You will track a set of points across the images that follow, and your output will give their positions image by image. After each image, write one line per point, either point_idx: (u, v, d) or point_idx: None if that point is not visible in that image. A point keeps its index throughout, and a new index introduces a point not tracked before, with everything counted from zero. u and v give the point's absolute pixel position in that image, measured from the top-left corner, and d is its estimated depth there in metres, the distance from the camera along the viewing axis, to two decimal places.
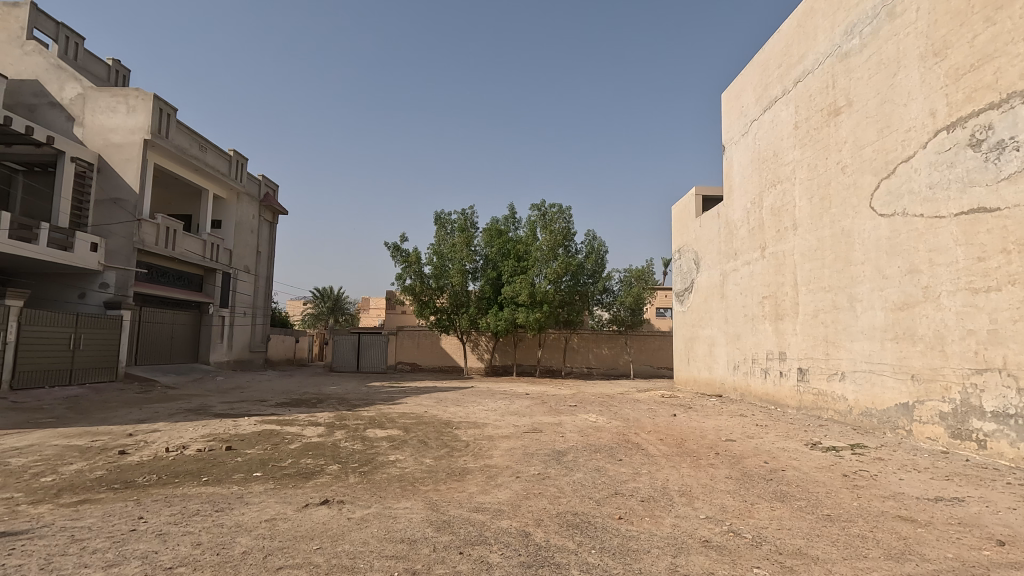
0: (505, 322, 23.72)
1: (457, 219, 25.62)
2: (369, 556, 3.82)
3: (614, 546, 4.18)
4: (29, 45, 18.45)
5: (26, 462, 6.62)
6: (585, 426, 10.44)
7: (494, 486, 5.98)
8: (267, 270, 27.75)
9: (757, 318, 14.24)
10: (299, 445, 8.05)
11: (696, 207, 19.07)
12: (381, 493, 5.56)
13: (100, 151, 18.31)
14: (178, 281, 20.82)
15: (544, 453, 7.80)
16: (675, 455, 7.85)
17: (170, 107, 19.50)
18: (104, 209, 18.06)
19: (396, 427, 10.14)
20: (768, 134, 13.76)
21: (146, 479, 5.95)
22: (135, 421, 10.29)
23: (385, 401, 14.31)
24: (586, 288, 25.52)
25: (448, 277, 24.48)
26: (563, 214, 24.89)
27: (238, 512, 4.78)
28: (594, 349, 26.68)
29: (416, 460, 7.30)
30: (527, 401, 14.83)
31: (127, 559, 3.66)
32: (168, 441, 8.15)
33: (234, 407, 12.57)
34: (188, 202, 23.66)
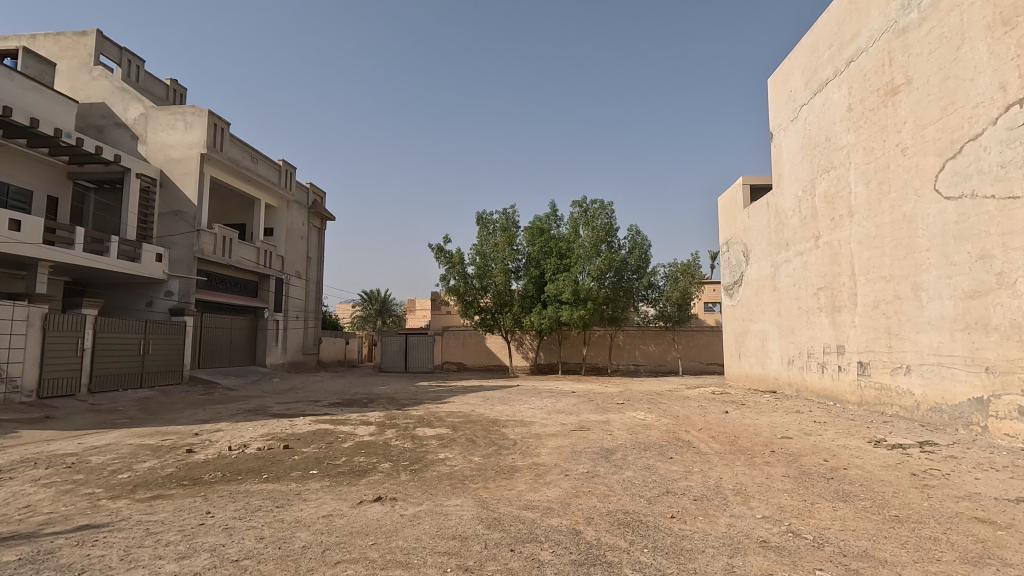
0: (549, 320, 23.73)
1: (498, 219, 25.73)
2: (422, 553, 3.89)
3: (666, 545, 4.10)
4: (96, 70, 19.69)
5: (105, 460, 7.09)
6: (633, 424, 10.26)
7: (543, 484, 5.97)
8: (318, 274, 28.73)
9: (812, 310, 13.64)
10: (352, 444, 8.30)
11: (743, 197, 18.48)
12: (432, 491, 5.67)
13: (162, 167, 19.40)
14: (235, 287, 21.82)
15: (592, 452, 7.72)
16: (728, 453, 7.62)
17: (223, 121, 20.45)
18: (166, 221, 19.13)
19: (444, 425, 10.28)
20: (819, 117, 13.18)
21: (212, 477, 6.27)
22: (199, 421, 10.86)
23: (433, 401, 14.54)
24: (631, 284, 25.11)
25: (492, 276, 24.64)
26: (605, 209, 24.64)
27: (297, 509, 4.96)
28: (641, 346, 26.18)
29: (464, 458, 7.39)
30: (573, 400, 14.72)
31: (196, 552, 3.86)
32: (230, 440, 8.57)
33: (289, 407, 13.09)
34: (242, 211, 24.76)
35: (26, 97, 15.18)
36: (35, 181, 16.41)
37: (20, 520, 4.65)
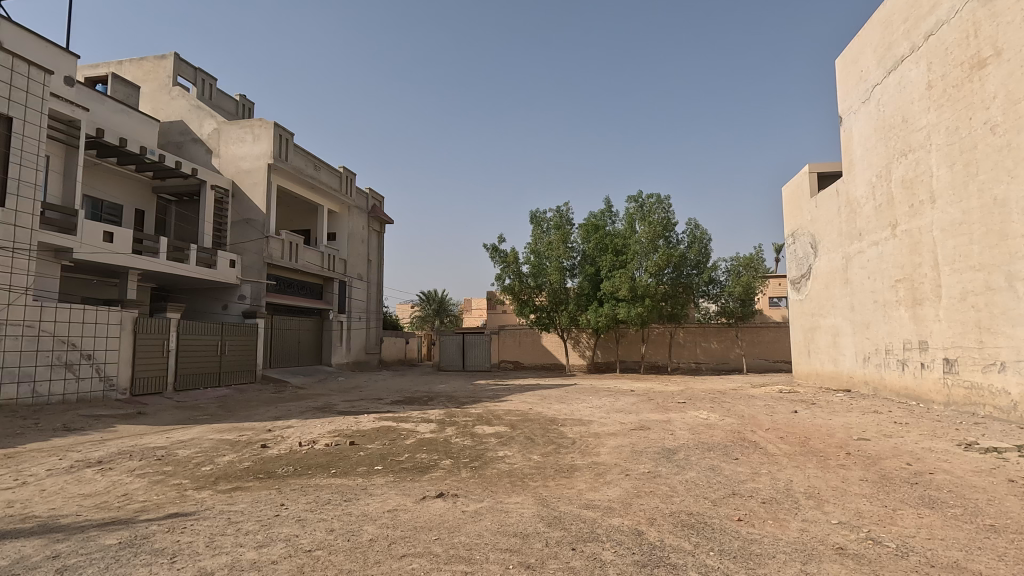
0: (606, 318, 23.42)
1: (552, 217, 25.64)
2: (485, 549, 3.94)
3: (733, 549, 3.97)
4: (174, 90, 21.14)
5: (190, 453, 7.62)
6: (696, 424, 9.95)
7: (603, 483, 5.91)
8: (378, 277, 29.63)
9: (890, 304, 12.79)
10: (414, 441, 8.52)
11: (810, 185, 17.57)
12: (492, 488, 5.74)
13: (234, 178, 20.59)
14: (302, 290, 22.86)
15: (653, 452, 7.57)
16: (799, 455, 7.28)
17: (288, 132, 21.47)
18: (239, 229, 20.28)
19: (503, 423, 10.37)
20: (894, 97, 12.35)
21: (285, 470, 6.61)
22: (272, 418, 11.47)
23: (491, 399, 14.69)
24: (690, 280, 24.42)
25: (547, 275, 24.64)
26: (662, 203, 24.11)
27: (364, 503, 5.15)
28: (702, 343, 25.39)
29: (523, 456, 7.43)
30: (633, 398, 14.46)
31: (273, 541, 4.08)
32: (300, 436, 9.00)
33: (354, 405, 13.59)
34: (307, 217, 25.90)
35: (115, 118, 16.52)
36: (124, 196, 17.83)
37: (119, 507, 5.07)
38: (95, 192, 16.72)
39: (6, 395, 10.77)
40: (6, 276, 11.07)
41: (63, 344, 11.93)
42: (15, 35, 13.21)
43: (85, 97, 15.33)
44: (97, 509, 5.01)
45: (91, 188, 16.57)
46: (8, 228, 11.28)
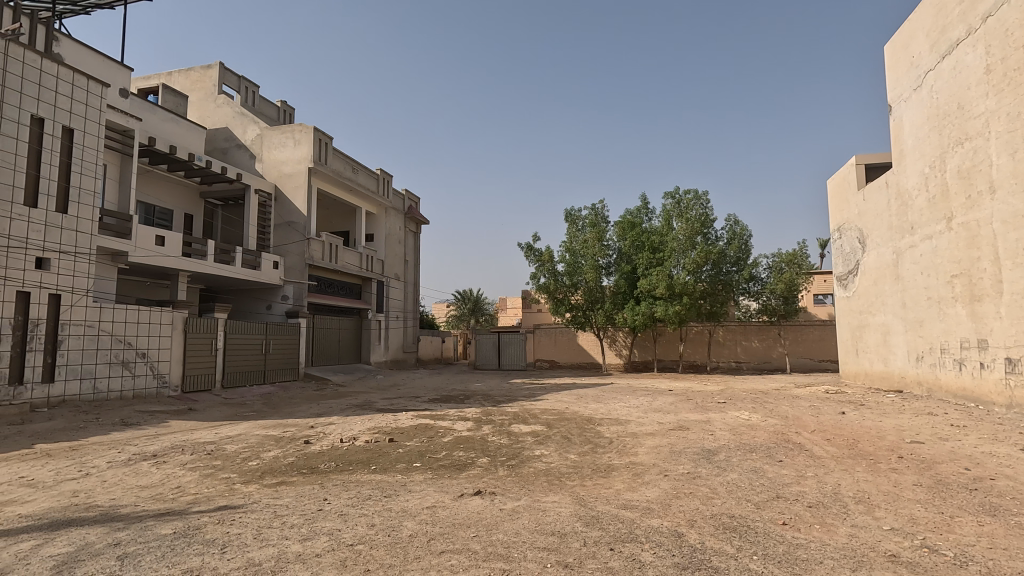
0: (643, 316, 23.11)
1: (587, 215, 25.44)
2: (523, 547, 3.95)
3: (778, 553, 3.86)
4: (219, 98, 21.94)
5: (238, 449, 7.92)
6: (737, 425, 9.71)
7: (642, 483, 5.84)
8: (415, 276, 30.06)
9: (946, 300, 12.17)
10: (451, 439, 8.60)
11: (857, 177, 16.90)
12: (529, 487, 5.75)
13: (276, 182, 21.24)
14: (341, 290, 23.41)
15: (692, 452, 7.44)
16: (846, 458, 7.02)
17: (327, 136, 21.98)
18: (281, 232, 20.92)
19: (539, 422, 10.37)
20: (949, 83, 11.75)
21: (327, 466, 6.79)
22: (314, 415, 11.79)
23: (527, 398, 14.70)
24: (730, 277, 23.82)
25: (582, 273, 24.51)
26: (700, 199, 23.58)
27: (403, 499, 5.24)
28: (742, 342, 24.76)
29: (560, 455, 7.41)
30: (671, 398, 14.22)
31: (316, 535, 4.20)
32: (341, 433, 9.22)
33: (392, 403, 13.82)
34: (345, 219, 26.49)
35: (166, 127, 17.27)
36: (174, 201, 18.63)
37: (173, 498, 5.32)
38: (148, 198, 17.52)
39: (70, 391, 11.43)
40: (68, 279, 11.73)
41: (120, 342, 12.57)
42: (75, 51, 13.98)
43: (138, 108, 16.08)
44: (152, 500, 5.26)
45: (145, 194, 17.38)
46: (70, 233, 11.92)
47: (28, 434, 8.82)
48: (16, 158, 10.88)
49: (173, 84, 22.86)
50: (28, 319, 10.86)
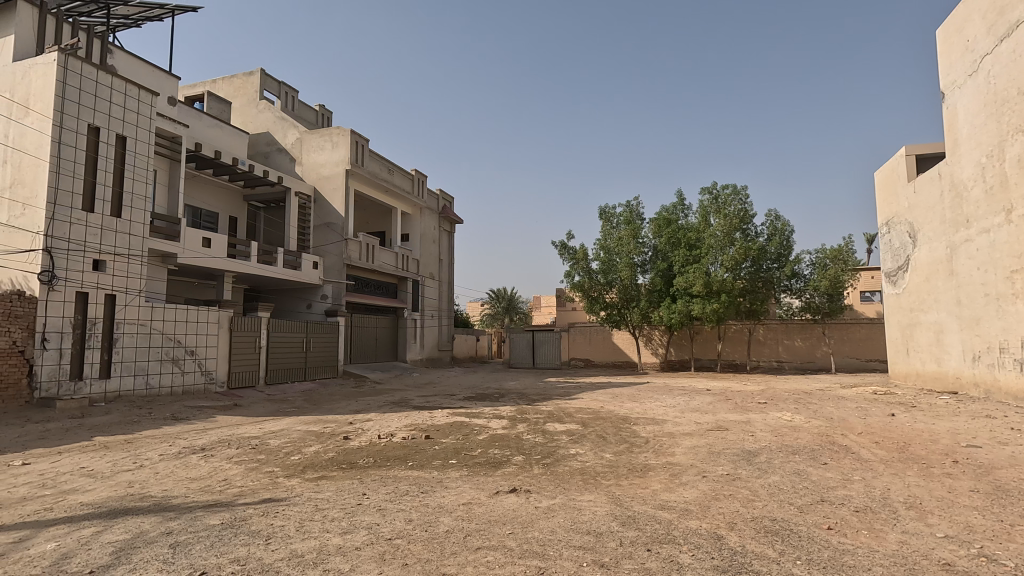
0: (679, 315, 22.73)
1: (622, 212, 25.16)
2: (558, 545, 3.95)
3: (823, 559, 3.74)
4: (261, 104, 22.65)
5: (281, 443, 8.17)
6: (779, 426, 9.45)
7: (680, 484, 5.75)
8: (449, 275, 30.35)
9: (1005, 297, 11.53)
10: (486, 437, 8.66)
11: (907, 169, 16.17)
12: (565, 485, 5.73)
13: (315, 184, 21.79)
14: (378, 289, 23.84)
15: (732, 453, 7.28)
16: (897, 462, 6.73)
17: (364, 138, 22.41)
18: (320, 233, 21.45)
19: (574, 421, 10.32)
20: (1008, 67, 11.13)
21: (366, 462, 6.94)
22: (353, 411, 12.07)
23: (562, 397, 14.66)
24: (770, 274, 23.13)
25: (617, 272, 24.28)
26: (738, 194, 22.94)
27: (439, 495, 5.31)
28: (784, 341, 24.07)
29: (596, 455, 7.36)
30: (709, 398, 13.93)
31: (356, 528, 4.29)
32: (379, 429, 9.40)
33: (428, 401, 13.99)
34: (382, 220, 26.97)
35: (211, 133, 17.94)
36: (220, 204, 19.34)
37: (220, 490, 5.54)
38: (195, 202, 18.24)
39: (125, 387, 12.03)
40: (123, 280, 12.33)
41: (170, 340, 13.14)
42: (128, 63, 14.67)
43: (185, 115, 16.76)
44: (201, 492, 5.49)
45: (192, 198, 18.08)
46: (124, 236, 12.51)
47: (88, 427, 9.33)
48: (75, 165, 11.50)
49: (218, 92, 23.72)
50: (86, 318, 11.45)
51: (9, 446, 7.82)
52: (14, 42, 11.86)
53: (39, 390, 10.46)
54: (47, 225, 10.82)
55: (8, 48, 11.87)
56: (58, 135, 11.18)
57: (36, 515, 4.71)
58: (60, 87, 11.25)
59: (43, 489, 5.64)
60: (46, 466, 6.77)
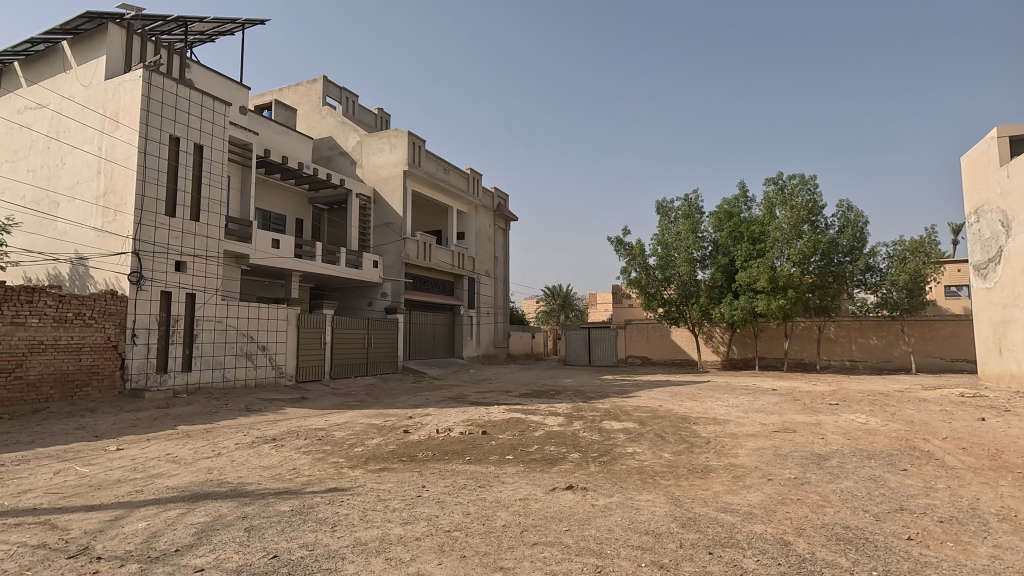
0: (742, 311, 21.90)
1: (680, 206, 24.46)
2: (616, 544, 3.90)
3: (902, 571, 3.51)
4: (324, 110, 23.59)
5: (345, 435, 8.51)
6: (852, 429, 8.92)
7: (743, 486, 5.55)
8: (505, 273, 30.56)
9: None
10: (542, 433, 8.67)
11: (999, 152, 14.85)
12: (623, 484, 5.65)
13: (375, 185, 22.47)
14: (435, 287, 24.35)
15: (800, 456, 6.95)
16: (988, 470, 6.20)
17: (421, 139, 22.91)
18: (380, 233, 22.12)
19: (632, 419, 10.15)
20: None
21: (425, 455, 7.12)
22: (412, 405, 12.39)
23: (619, 395, 14.45)
24: (842, 268, 21.80)
25: (675, 267, 23.68)
26: (806, 184, 21.73)
27: (496, 490, 5.37)
28: (858, 339, 22.69)
29: (654, 454, 7.22)
30: (775, 398, 13.33)
31: (416, 519, 4.41)
32: (437, 424, 9.60)
33: (485, 397, 14.14)
34: (438, 219, 27.50)
35: (279, 139, 18.86)
36: (287, 207, 20.31)
37: (291, 479, 5.84)
38: (264, 205, 19.25)
39: (204, 379, 12.88)
40: (202, 279, 13.17)
41: (244, 336, 13.94)
42: (204, 76, 15.65)
43: (256, 123, 17.69)
44: (273, 479, 5.80)
45: (262, 202, 19.09)
46: (202, 239, 13.37)
47: (173, 416, 10.07)
48: (158, 173, 12.39)
49: (285, 99, 24.88)
50: (170, 315, 12.33)
51: (106, 433, 8.55)
52: (105, 62, 12.90)
53: (130, 381, 11.38)
54: (135, 230, 11.73)
55: (100, 68, 12.93)
56: (144, 146, 12.09)
57: (129, 496, 5.14)
58: (144, 102, 12.14)
59: (134, 473, 6.14)
60: (138, 451, 7.36)
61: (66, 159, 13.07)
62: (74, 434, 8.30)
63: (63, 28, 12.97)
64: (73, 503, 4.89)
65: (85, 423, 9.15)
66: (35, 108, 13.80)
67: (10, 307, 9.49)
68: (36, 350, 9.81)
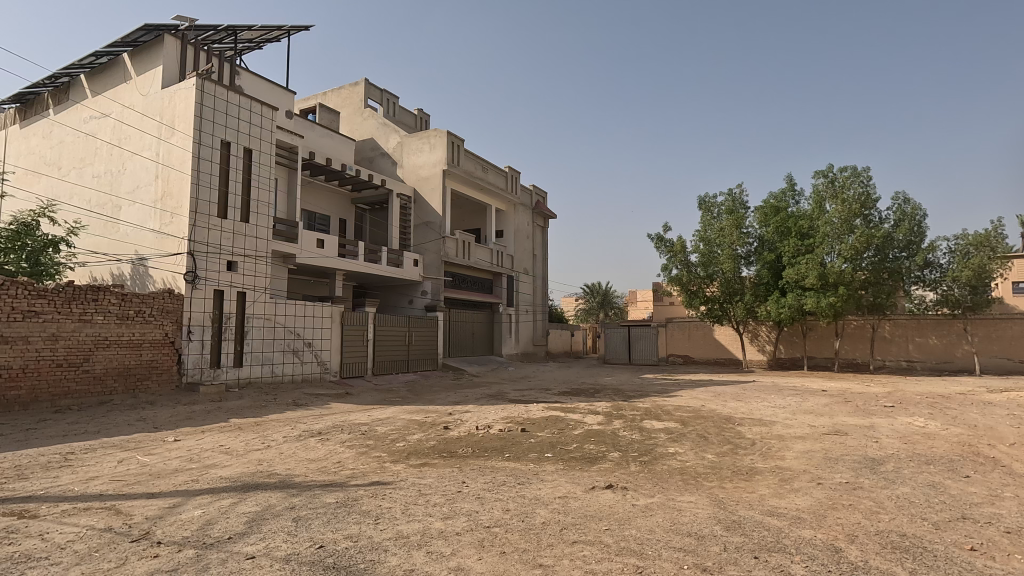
0: (789, 310, 21.17)
1: (723, 201, 23.82)
2: (657, 545, 3.85)
3: None
4: (366, 112, 24.12)
5: (387, 430, 8.69)
6: (909, 433, 8.50)
7: (790, 490, 5.38)
8: (543, 270, 30.50)
9: None
10: (581, 432, 8.61)
11: None
12: (664, 484, 5.57)
13: (415, 185, 22.81)
14: (474, 285, 24.53)
15: (852, 460, 6.67)
16: None
17: (460, 139, 23.11)
18: (420, 232, 22.45)
19: (673, 419, 9.96)
20: None
21: (465, 451, 7.19)
22: (452, 402, 12.53)
23: (660, 394, 14.20)
24: (898, 263, 20.74)
25: (718, 264, 23.09)
26: (859, 176, 20.77)
27: (536, 487, 5.38)
28: (915, 338, 21.59)
29: (697, 454, 7.07)
30: (825, 399, 12.83)
31: (457, 514, 4.46)
32: (477, 421, 9.68)
33: (524, 395, 14.16)
34: (477, 217, 27.67)
35: (323, 142, 19.38)
36: (331, 208, 20.86)
37: (336, 472, 6.01)
38: (309, 206, 19.83)
39: (254, 374, 13.40)
40: (251, 278, 13.69)
41: (291, 333, 14.42)
42: (252, 82, 16.25)
43: (301, 126, 18.24)
44: (319, 472, 5.99)
45: (307, 203, 19.67)
46: (252, 239, 13.89)
47: (226, 409, 10.53)
48: (210, 177, 12.94)
49: (329, 103, 25.55)
50: (222, 313, 12.86)
51: (164, 424, 9.01)
52: (162, 72, 13.56)
53: (186, 375, 11.96)
54: (190, 231, 12.30)
55: (157, 78, 13.60)
56: (197, 151, 12.66)
57: (187, 484, 5.41)
58: (198, 109, 12.71)
59: (190, 463, 6.45)
60: (194, 443, 7.72)
61: (127, 165, 13.81)
62: (135, 426, 8.78)
63: (124, 41, 13.71)
64: (135, 490, 5.18)
65: (146, 414, 9.67)
66: (99, 118, 14.63)
67: (79, 305, 10.12)
68: (102, 345, 10.42)
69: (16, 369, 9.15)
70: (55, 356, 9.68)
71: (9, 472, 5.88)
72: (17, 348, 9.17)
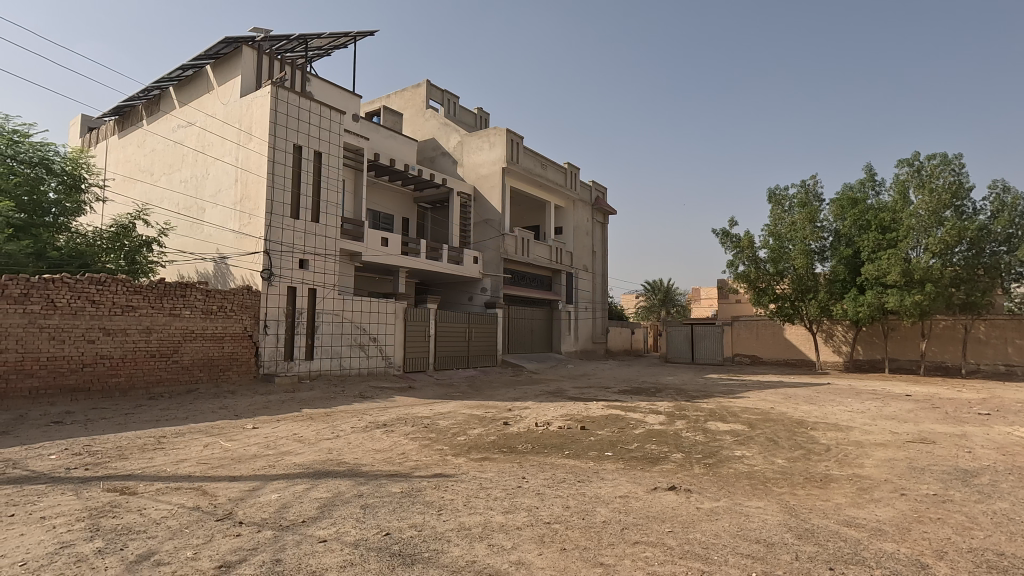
0: (868, 308, 19.86)
1: (795, 193, 22.66)
2: (723, 551, 3.73)
3: None
4: (427, 113, 24.65)
5: (449, 424, 8.88)
6: (1008, 443, 7.76)
7: (870, 500, 5.05)
8: (604, 267, 30.06)
9: None
10: (643, 431, 8.45)
11: None
12: (730, 488, 5.38)
13: (475, 183, 23.11)
14: (533, 282, 24.54)
15: (942, 471, 6.18)
16: None
17: (519, 137, 23.20)
18: (480, 229, 22.73)
19: (740, 421, 9.59)
20: None
21: (525, 447, 7.23)
22: (511, 399, 12.65)
23: (726, 395, 13.69)
24: (995, 258, 18.94)
25: (789, 260, 21.94)
26: (950, 164, 19.13)
27: (596, 486, 5.34)
28: (1015, 340, 19.62)
29: (765, 459, 6.77)
30: (911, 405, 11.90)
31: (517, 509, 4.51)
32: (536, 417, 9.70)
33: (583, 393, 14.04)
34: (536, 214, 27.69)
35: (387, 143, 19.98)
36: (394, 207, 21.49)
37: (401, 463, 6.21)
38: (374, 205, 20.50)
39: (324, 367, 14.05)
40: (322, 276, 14.33)
41: (357, 328, 14.99)
42: (321, 88, 17.02)
43: (366, 129, 18.88)
44: (385, 462, 6.22)
45: (372, 203, 20.36)
46: (322, 238, 14.51)
47: (299, 400, 11.11)
48: (284, 180, 13.65)
49: (393, 105, 26.30)
50: (295, 309, 13.55)
51: (243, 412, 9.65)
52: (241, 81, 14.43)
53: (263, 367, 12.72)
54: (265, 231, 13.06)
55: (236, 87, 14.49)
56: (272, 156, 13.40)
57: (266, 469, 5.77)
58: (272, 115, 13.45)
59: (267, 449, 6.86)
60: (270, 430, 8.20)
61: (210, 170, 14.80)
62: (218, 413, 9.44)
63: (206, 53, 14.72)
64: (219, 473, 5.58)
65: (227, 403, 10.36)
66: (186, 126, 15.75)
67: (168, 301, 10.97)
68: (189, 338, 11.25)
69: (116, 359, 10.02)
70: (149, 347, 10.53)
71: (112, 452, 6.46)
72: (116, 339, 10.03)
